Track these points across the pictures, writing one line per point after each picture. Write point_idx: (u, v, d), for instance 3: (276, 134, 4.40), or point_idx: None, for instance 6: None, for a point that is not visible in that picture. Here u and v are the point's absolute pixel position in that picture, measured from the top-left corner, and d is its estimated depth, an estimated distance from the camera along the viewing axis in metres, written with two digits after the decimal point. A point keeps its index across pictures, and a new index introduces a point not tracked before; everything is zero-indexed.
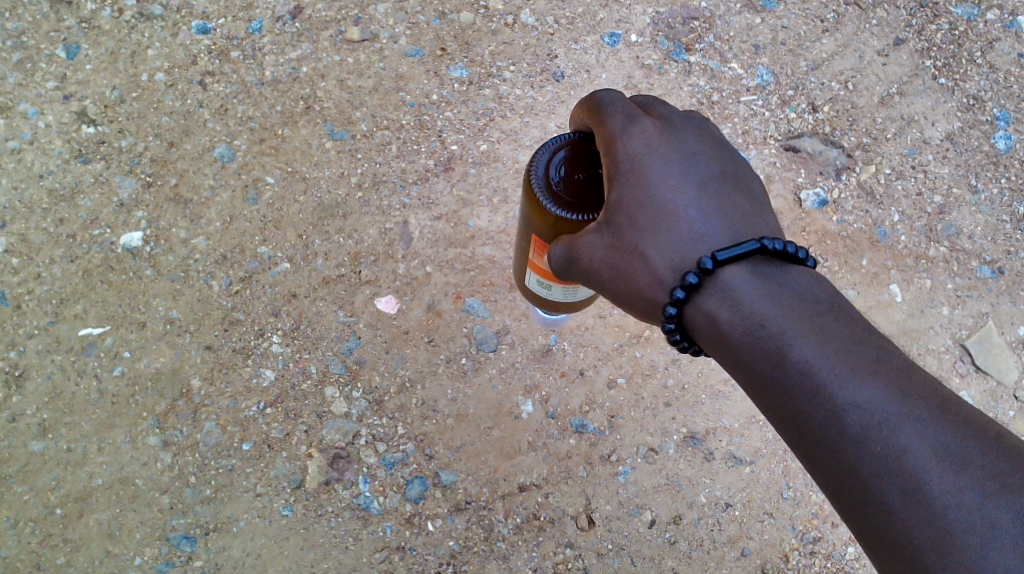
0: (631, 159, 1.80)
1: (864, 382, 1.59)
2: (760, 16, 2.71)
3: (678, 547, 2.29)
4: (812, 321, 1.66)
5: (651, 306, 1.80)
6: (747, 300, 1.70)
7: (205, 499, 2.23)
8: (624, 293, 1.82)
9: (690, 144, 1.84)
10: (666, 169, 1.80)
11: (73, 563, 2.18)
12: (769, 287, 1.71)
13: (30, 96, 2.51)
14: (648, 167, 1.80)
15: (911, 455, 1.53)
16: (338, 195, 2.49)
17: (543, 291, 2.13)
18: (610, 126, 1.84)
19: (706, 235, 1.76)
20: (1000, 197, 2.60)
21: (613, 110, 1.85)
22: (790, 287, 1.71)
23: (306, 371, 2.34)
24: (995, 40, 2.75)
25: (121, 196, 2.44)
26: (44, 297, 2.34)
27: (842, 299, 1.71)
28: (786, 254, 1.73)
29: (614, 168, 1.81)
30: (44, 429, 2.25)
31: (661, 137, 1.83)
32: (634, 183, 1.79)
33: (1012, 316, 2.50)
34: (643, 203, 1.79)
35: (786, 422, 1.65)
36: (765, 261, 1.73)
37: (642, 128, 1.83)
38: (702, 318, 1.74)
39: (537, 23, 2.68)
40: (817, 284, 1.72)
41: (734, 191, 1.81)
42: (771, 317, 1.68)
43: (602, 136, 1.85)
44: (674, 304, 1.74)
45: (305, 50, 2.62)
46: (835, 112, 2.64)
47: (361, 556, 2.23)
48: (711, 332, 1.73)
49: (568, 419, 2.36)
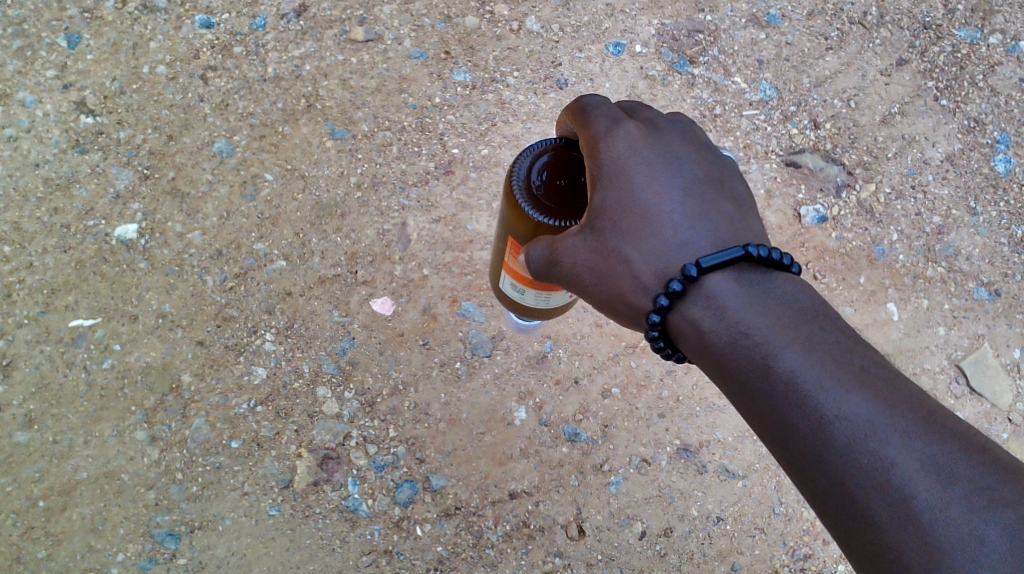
0: (615, 162, 1.79)
1: (851, 393, 1.57)
2: (765, 31, 2.71)
3: (667, 560, 2.27)
4: (798, 330, 1.65)
5: (634, 311, 1.78)
6: (732, 308, 1.69)
7: (191, 496, 2.20)
8: (606, 298, 1.80)
9: (675, 147, 1.82)
10: (651, 173, 1.79)
11: (54, 557, 2.14)
12: (755, 295, 1.70)
13: (29, 84, 2.48)
14: (631, 170, 1.78)
15: (900, 467, 1.52)
16: (336, 194, 2.47)
17: (516, 295, 2.10)
18: (594, 127, 1.82)
19: (691, 241, 1.75)
20: (999, 219, 2.61)
21: (598, 114, 1.83)
22: (776, 294, 1.70)
23: (298, 370, 2.31)
24: (997, 64, 2.76)
25: (117, 187, 2.42)
26: (35, 287, 2.31)
27: (829, 308, 1.70)
28: (771, 261, 1.72)
29: (597, 170, 1.79)
30: (30, 419, 2.22)
31: (646, 139, 1.81)
32: (618, 187, 1.78)
33: (1008, 338, 2.50)
34: (627, 207, 1.77)
35: (769, 431, 1.64)
36: (750, 269, 1.72)
37: (626, 132, 1.80)
38: (687, 326, 1.72)
39: (542, 30, 2.68)
40: (803, 292, 1.71)
41: (719, 196, 1.80)
42: (757, 326, 1.66)
43: (587, 138, 1.83)
44: (657, 311, 1.73)
45: (308, 49, 2.60)
46: (837, 129, 2.64)
47: (348, 559, 2.20)
48: (696, 340, 1.72)
49: (561, 427, 2.34)
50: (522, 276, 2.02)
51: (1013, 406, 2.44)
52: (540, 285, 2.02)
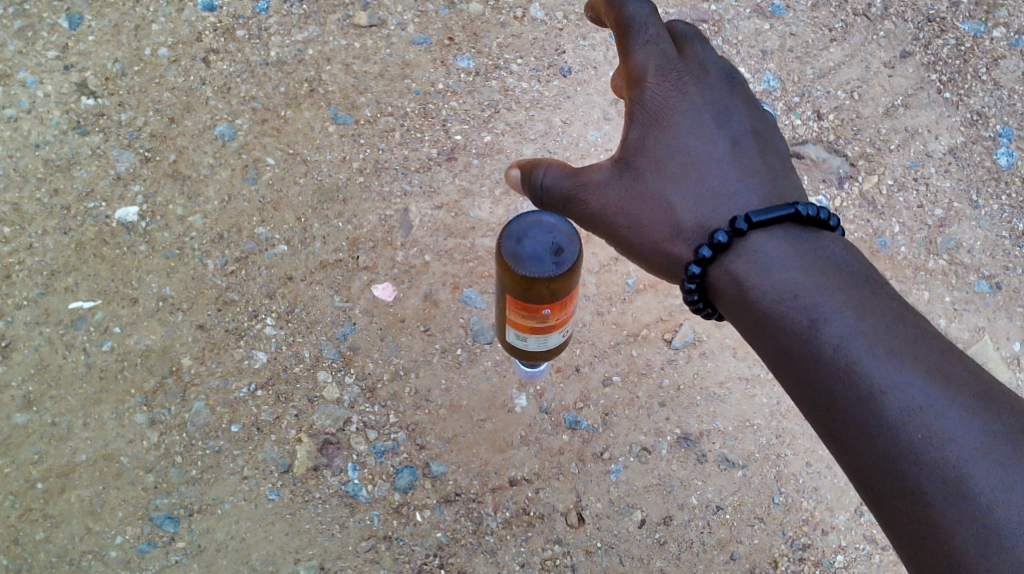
0: (660, 107, 1.92)
1: (904, 364, 1.58)
2: (769, 22, 2.71)
3: (667, 548, 2.27)
4: (850, 295, 1.67)
5: (671, 260, 1.88)
6: (781, 266, 1.73)
7: (191, 480, 2.20)
8: (633, 238, 1.90)
9: (723, 98, 1.94)
10: (694, 122, 1.91)
11: (52, 539, 2.14)
12: (804, 257, 1.73)
13: (30, 65, 2.47)
14: (676, 117, 1.91)
15: (955, 444, 1.52)
16: (339, 179, 2.46)
17: (516, 341, 2.12)
18: (642, 73, 1.94)
19: (737, 194, 1.85)
20: (1001, 213, 2.60)
21: (648, 57, 1.94)
22: (824, 255, 1.74)
23: (298, 355, 2.31)
24: (1001, 58, 2.74)
25: (118, 169, 2.40)
26: (35, 268, 2.30)
27: (875, 276, 1.72)
28: (817, 219, 1.79)
29: (640, 115, 1.92)
30: (29, 401, 2.22)
31: (694, 87, 1.93)
32: (661, 134, 1.91)
33: (1008, 331, 2.49)
34: (670, 153, 1.89)
35: (815, 401, 1.64)
36: (795, 227, 1.79)
37: (675, 78, 1.93)
38: (730, 280, 1.78)
39: (546, 18, 2.66)
40: (848, 254, 1.76)
41: (763, 152, 1.92)
42: (806, 286, 1.69)
43: (633, 82, 1.95)
44: (698, 262, 1.80)
45: (311, 33, 2.59)
46: (840, 120, 2.64)
47: (347, 544, 2.19)
48: (739, 295, 1.76)
49: (561, 414, 2.34)
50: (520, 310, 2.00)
51: None
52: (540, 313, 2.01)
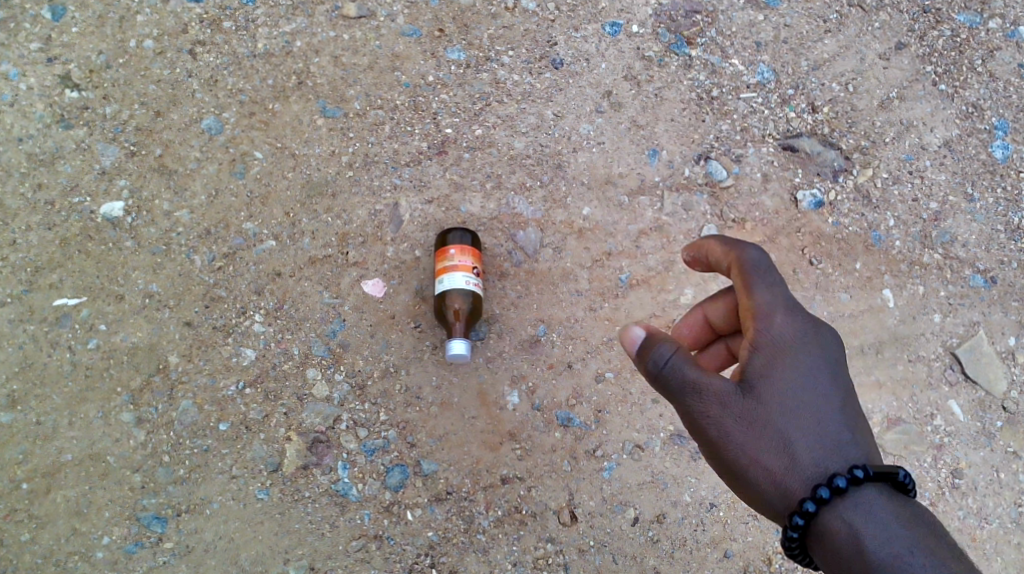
0: (783, 331, 1.87)
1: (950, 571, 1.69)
2: (762, 13, 2.60)
3: (660, 546, 2.29)
4: (928, 545, 1.73)
5: (782, 501, 1.82)
6: (881, 530, 1.74)
7: (178, 479, 2.20)
8: (740, 462, 1.84)
9: (841, 358, 1.91)
10: (815, 370, 1.86)
11: (37, 540, 2.15)
12: (889, 520, 1.75)
13: (12, 57, 2.36)
14: (797, 355, 1.86)
15: None
16: (327, 173, 2.40)
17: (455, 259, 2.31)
18: (762, 298, 1.89)
19: (846, 442, 1.82)
20: (996, 206, 2.57)
21: (767, 279, 1.91)
22: (909, 510, 1.77)
23: (287, 352, 2.29)
24: (996, 49, 2.66)
25: (103, 163, 2.34)
26: (18, 265, 2.26)
27: (932, 518, 1.78)
28: (907, 486, 1.80)
29: (760, 334, 1.87)
30: (13, 400, 2.20)
31: (815, 336, 1.89)
32: (782, 363, 1.85)
33: (1004, 326, 2.50)
34: (790, 385, 1.84)
35: None
36: (890, 488, 1.79)
37: (798, 312, 1.89)
38: (839, 529, 1.76)
39: (538, 8, 2.53)
40: (916, 505, 1.79)
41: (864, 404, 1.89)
42: (905, 548, 1.72)
43: (750, 307, 1.90)
44: (814, 501, 1.77)
45: (300, 24, 2.47)
46: (835, 113, 2.56)
47: (337, 543, 2.21)
48: (847, 545, 1.74)
49: (553, 411, 2.32)
50: (440, 250, 2.29)
51: (1007, 394, 2.46)
52: (458, 249, 2.27)
